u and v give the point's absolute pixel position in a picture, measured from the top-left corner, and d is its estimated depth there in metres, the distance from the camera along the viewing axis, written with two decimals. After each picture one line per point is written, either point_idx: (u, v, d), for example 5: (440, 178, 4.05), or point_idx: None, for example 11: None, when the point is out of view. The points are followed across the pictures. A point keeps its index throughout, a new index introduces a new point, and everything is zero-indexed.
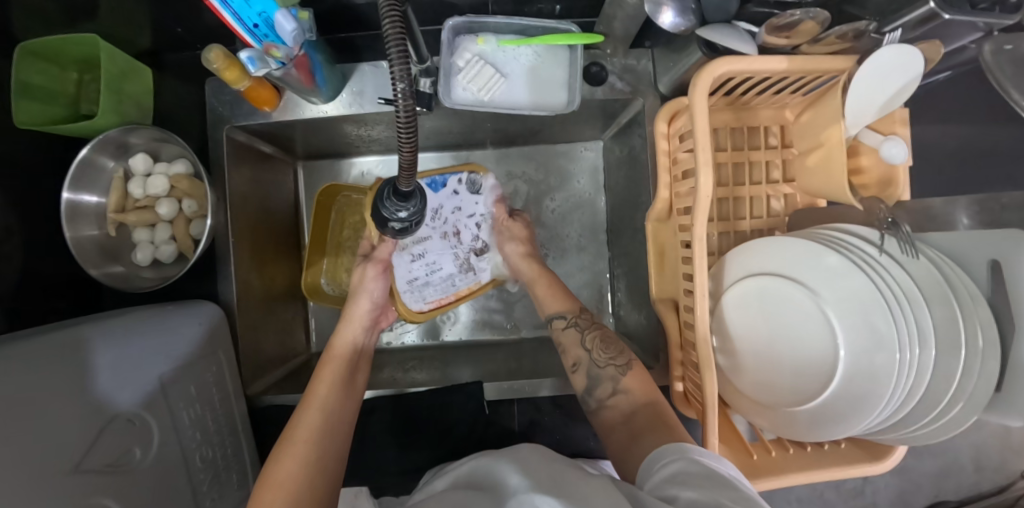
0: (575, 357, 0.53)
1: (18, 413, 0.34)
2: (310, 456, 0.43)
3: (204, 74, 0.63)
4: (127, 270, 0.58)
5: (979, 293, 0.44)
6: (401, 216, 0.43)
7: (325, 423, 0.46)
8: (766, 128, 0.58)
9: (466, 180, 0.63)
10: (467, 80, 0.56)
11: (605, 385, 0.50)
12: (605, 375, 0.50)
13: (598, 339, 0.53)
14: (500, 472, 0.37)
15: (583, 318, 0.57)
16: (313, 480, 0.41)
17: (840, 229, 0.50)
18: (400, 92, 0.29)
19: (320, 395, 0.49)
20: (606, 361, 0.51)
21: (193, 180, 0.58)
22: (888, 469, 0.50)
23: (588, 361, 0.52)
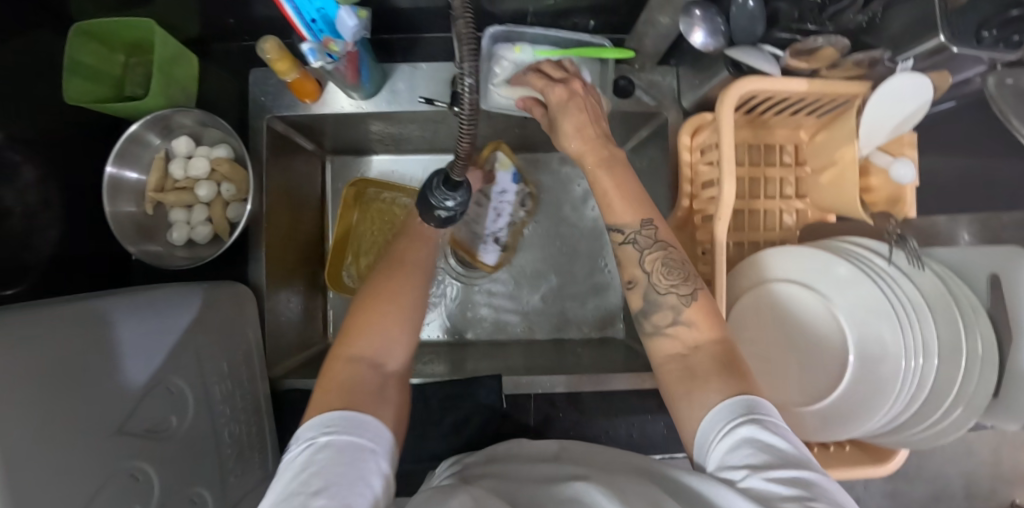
0: (631, 273, 0.45)
1: (74, 370, 0.36)
2: (393, 325, 0.43)
3: (246, 65, 0.65)
4: (162, 248, 0.59)
5: (979, 304, 0.47)
6: (451, 205, 0.44)
7: (410, 292, 0.45)
8: (782, 147, 0.61)
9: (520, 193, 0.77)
10: (505, 85, 0.59)
11: (664, 314, 0.43)
12: (667, 303, 0.43)
13: (660, 261, 0.44)
14: (544, 469, 0.40)
15: (647, 231, 0.44)
16: (391, 351, 0.42)
17: (851, 241, 0.53)
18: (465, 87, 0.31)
19: (411, 271, 0.48)
20: (667, 287, 0.43)
21: (233, 165, 0.60)
22: (889, 472, 0.52)
23: (647, 282, 0.44)
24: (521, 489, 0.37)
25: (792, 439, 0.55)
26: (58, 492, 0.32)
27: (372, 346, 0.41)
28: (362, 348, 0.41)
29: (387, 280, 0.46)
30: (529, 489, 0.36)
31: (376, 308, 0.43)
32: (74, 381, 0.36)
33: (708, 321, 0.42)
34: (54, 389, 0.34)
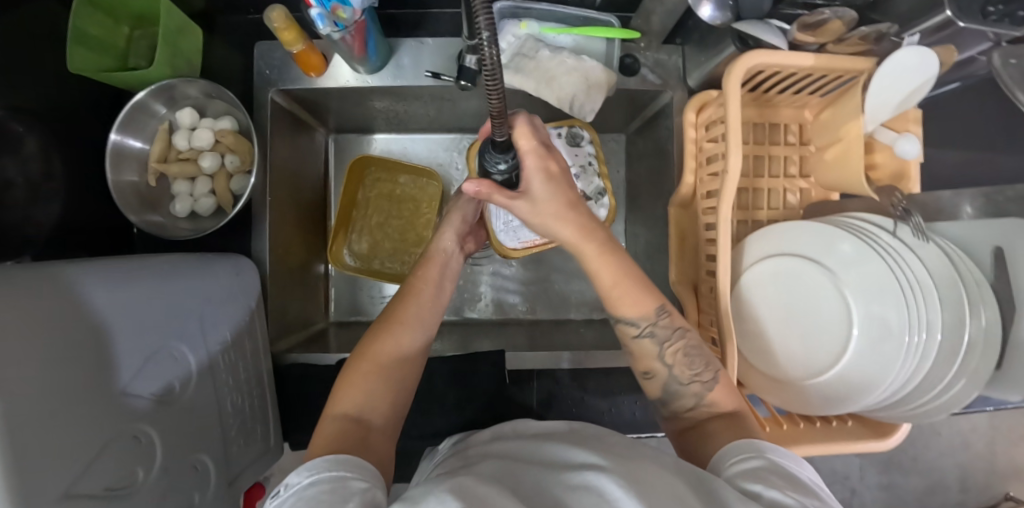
0: (649, 367, 0.48)
1: (81, 328, 0.36)
2: (381, 379, 0.42)
3: (251, 39, 0.65)
4: (165, 219, 0.59)
5: (983, 278, 0.47)
6: (502, 170, 0.43)
7: (401, 347, 0.45)
8: (786, 126, 0.62)
9: (567, 133, 0.68)
10: (512, 60, 0.59)
11: (686, 400, 0.46)
12: (689, 391, 0.46)
13: (680, 353, 0.46)
14: (553, 449, 0.37)
15: (659, 324, 0.47)
16: (380, 402, 0.41)
17: (856, 217, 0.53)
18: None
19: (407, 322, 0.47)
20: (689, 375, 0.46)
21: (238, 137, 0.60)
22: (891, 446, 0.53)
23: (667, 375, 0.47)
24: (526, 473, 0.34)
25: (794, 413, 0.55)
26: (62, 446, 0.32)
27: (358, 401, 0.40)
28: (345, 406, 0.40)
29: (380, 333, 0.45)
30: (534, 474, 0.34)
31: (363, 362, 0.43)
32: (79, 337, 0.35)
33: (728, 397, 0.45)
34: (59, 345, 0.33)
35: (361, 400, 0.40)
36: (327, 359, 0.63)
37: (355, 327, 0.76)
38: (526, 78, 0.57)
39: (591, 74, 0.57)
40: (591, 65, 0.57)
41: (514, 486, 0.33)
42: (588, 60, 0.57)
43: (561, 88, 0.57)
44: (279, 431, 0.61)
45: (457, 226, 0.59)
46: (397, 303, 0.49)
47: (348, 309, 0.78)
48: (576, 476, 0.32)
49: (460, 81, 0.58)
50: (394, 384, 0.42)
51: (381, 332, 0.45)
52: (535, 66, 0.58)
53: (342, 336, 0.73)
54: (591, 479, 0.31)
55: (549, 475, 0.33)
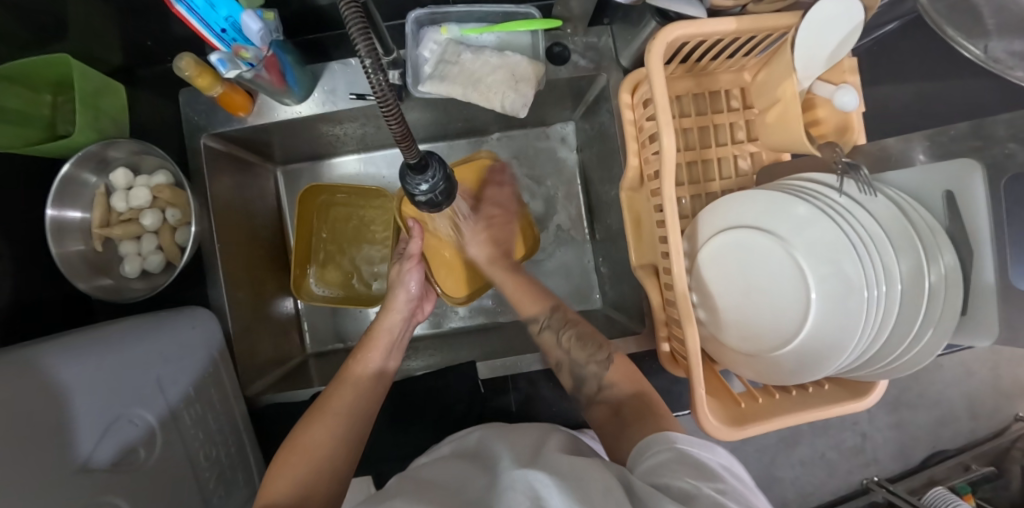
0: (556, 359, 0.55)
1: (24, 418, 0.35)
2: (308, 469, 0.43)
3: (176, 86, 0.63)
4: (117, 282, 0.58)
5: (938, 225, 0.46)
6: (425, 190, 0.42)
7: (333, 437, 0.46)
8: (727, 92, 0.60)
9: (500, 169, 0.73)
10: (436, 68, 0.57)
11: (590, 382, 0.51)
12: (589, 372, 0.52)
13: (573, 338, 0.55)
14: (500, 450, 0.40)
15: (555, 318, 0.58)
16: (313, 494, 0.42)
17: (804, 179, 0.52)
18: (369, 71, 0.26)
19: (339, 412, 0.48)
20: (585, 358, 0.53)
21: (174, 189, 0.59)
22: (871, 404, 0.51)
23: (567, 361, 0.54)
24: (479, 479, 0.36)
25: (768, 385, 0.54)
26: None
27: (290, 493, 0.41)
28: (274, 497, 0.41)
29: (312, 424, 0.47)
30: (473, 483, 0.35)
31: (298, 453, 0.44)
32: (30, 424, 0.35)
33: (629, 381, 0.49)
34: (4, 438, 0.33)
35: (293, 492, 0.41)
36: (304, 394, 0.63)
37: (334, 355, 0.76)
38: (454, 84, 0.55)
39: (515, 70, 0.55)
40: (516, 62, 0.55)
41: (458, 495, 0.34)
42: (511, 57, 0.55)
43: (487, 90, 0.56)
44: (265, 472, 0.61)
45: (404, 305, 0.62)
46: (304, 426, 0.47)
47: (323, 338, 0.78)
48: (507, 477, 0.34)
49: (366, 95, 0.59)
50: (325, 474, 0.44)
51: (311, 425, 0.47)
52: (460, 70, 0.56)
53: (319, 367, 0.73)
54: (520, 477, 0.32)
55: (489, 483, 0.34)
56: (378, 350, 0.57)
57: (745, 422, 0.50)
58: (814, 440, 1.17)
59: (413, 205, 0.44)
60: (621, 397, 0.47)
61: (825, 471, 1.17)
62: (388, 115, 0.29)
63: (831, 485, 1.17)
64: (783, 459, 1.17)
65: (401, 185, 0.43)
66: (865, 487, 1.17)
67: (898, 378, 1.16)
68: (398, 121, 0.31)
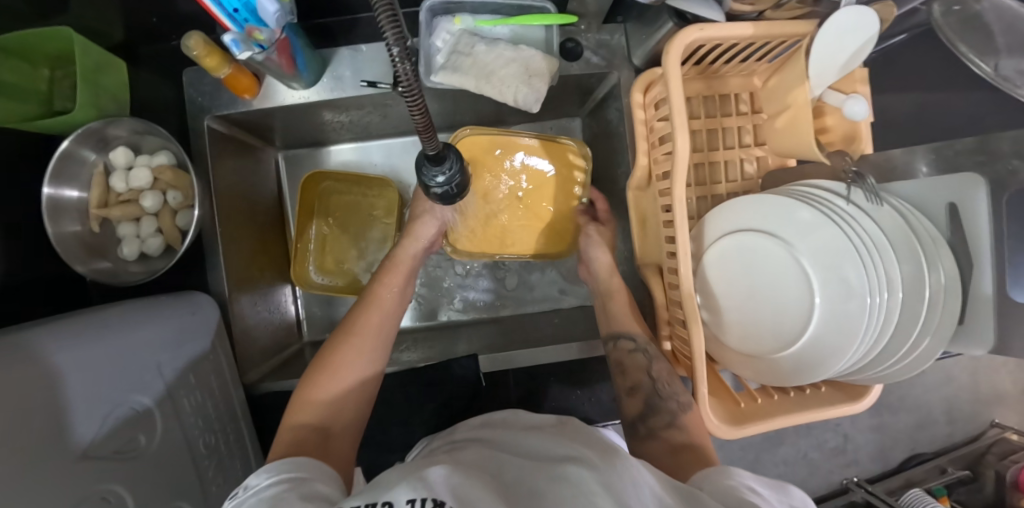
0: (636, 382, 0.55)
1: (25, 403, 0.34)
2: (336, 391, 0.46)
3: (179, 65, 0.61)
4: (115, 265, 0.57)
5: (939, 236, 0.47)
6: (441, 182, 0.42)
7: (358, 361, 0.49)
8: (736, 95, 0.61)
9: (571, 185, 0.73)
10: (448, 59, 0.56)
11: (662, 416, 0.51)
12: (666, 407, 0.52)
13: (665, 371, 0.54)
14: (532, 443, 0.40)
15: (652, 345, 0.57)
16: (343, 408, 0.46)
17: (810, 185, 0.53)
18: (396, 57, 0.25)
19: (366, 335, 0.51)
20: (669, 391, 0.53)
21: (177, 171, 0.58)
22: (864, 408, 0.53)
23: (651, 388, 0.54)
24: (505, 466, 0.36)
25: (767, 386, 0.55)
26: None
27: (327, 406, 0.45)
28: (304, 417, 0.44)
29: (340, 346, 0.50)
30: (514, 464, 0.36)
31: (326, 373, 0.47)
32: (30, 410, 0.34)
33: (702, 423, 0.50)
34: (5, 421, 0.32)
35: (319, 412, 0.44)
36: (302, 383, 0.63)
37: None
38: (466, 76, 0.54)
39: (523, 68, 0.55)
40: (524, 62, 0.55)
41: (496, 477, 0.35)
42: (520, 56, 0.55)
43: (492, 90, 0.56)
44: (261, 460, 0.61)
45: (425, 237, 0.65)
46: (333, 350, 0.49)
47: (320, 326, 0.77)
48: (554, 468, 0.34)
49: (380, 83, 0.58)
50: (351, 398, 0.47)
51: (339, 347, 0.50)
52: (473, 62, 0.55)
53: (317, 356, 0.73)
54: (572, 473, 0.32)
55: (535, 468, 0.35)
56: (395, 279, 0.59)
57: (743, 422, 0.51)
58: (798, 439, 1.20)
59: (427, 195, 0.44)
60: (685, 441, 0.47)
61: (807, 469, 1.20)
62: (412, 105, 0.29)
63: (812, 483, 1.20)
64: (767, 458, 1.19)
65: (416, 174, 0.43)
66: (845, 487, 1.20)
67: None
68: (422, 111, 0.31)
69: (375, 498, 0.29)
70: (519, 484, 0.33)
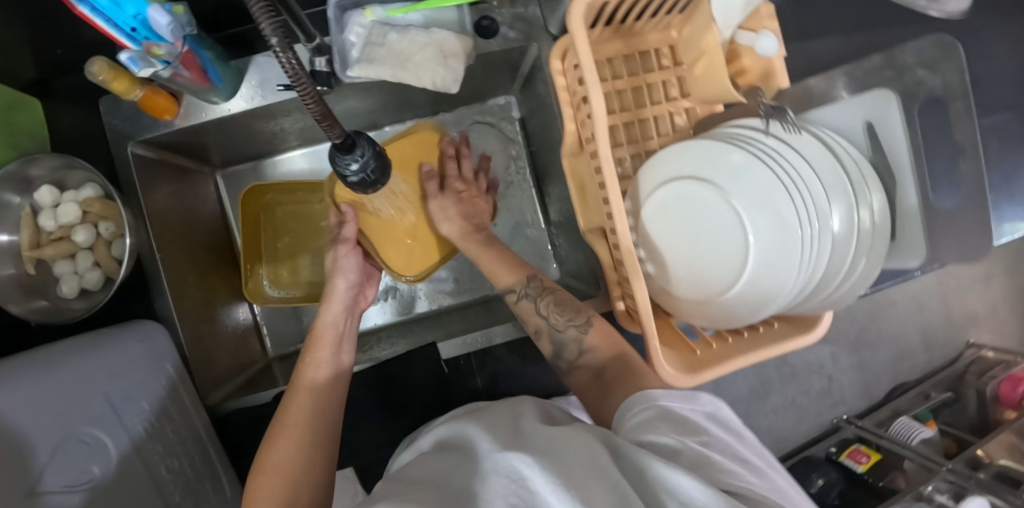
0: (535, 326, 0.56)
1: None
2: (287, 477, 0.41)
3: (94, 96, 0.60)
4: (55, 304, 0.56)
5: (862, 155, 0.48)
6: (356, 169, 0.42)
7: (301, 445, 0.44)
8: (657, 51, 0.61)
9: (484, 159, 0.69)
10: (363, 52, 0.55)
11: (571, 347, 0.52)
12: (570, 337, 0.52)
13: (552, 305, 0.54)
14: (474, 433, 0.39)
15: (533, 287, 0.57)
16: (299, 495, 0.40)
17: (734, 126, 0.53)
18: (277, 46, 0.23)
19: (297, 421, 0.46)
20: (565, 322, 0.54)
21: (106, 202, 0.57)
22: (823, 336, 0.52)
23: (547, 327, 0.54)
24: (459, 471, 0.34)
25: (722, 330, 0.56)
26: None
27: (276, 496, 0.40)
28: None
29: (271, 443, 0.44)
30: (453, 470, 0.35)
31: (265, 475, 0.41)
32: None
33: (604, 339, 0.51)
34: None
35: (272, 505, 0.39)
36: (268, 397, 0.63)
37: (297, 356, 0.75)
38: (381, 67, 0.54)
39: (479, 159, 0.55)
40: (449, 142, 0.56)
41: (449, 487, 0.32)
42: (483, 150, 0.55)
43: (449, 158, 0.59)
44: (236, 480, 0.61)
45: (346, 291, 0.62)
46: (264, 451, 0.43)
47: (284, 341, 0.77)
48: (487, 464, 0.32)
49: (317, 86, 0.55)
50: (307, 474, 0.42)
51: (271, 442, 0.44)
52: (387, 52, 0.55)
53: (283, 369, 0.72)
54: (501, 458, 0.32)
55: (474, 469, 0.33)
56: (328, 347, 0.56)
57: (701, 368, 0.52)
58: (783, 386, 1.23)
59: (346, 185, 0.43)
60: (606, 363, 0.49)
61: (796, 415, 1.23)
62: (304, 94, 0.26)
63: (803, 428, 1.24)
64: (757, 409, 1.23)
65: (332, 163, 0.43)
66: (836, 426, 1.25)
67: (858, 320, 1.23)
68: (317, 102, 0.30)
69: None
70: (461, 486, 0.32)
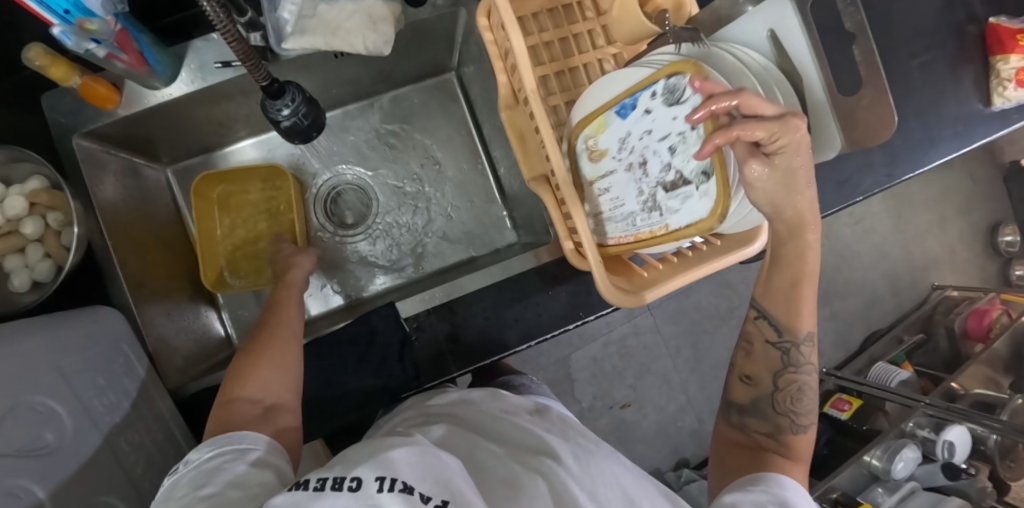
0: (752, 371, 0.58)
1: None
2: (278, 370, 0.50)
3: (35, 93, 0.62)
4: (5, 298, 0.56)
5: (768, 63, 0.51)
6: (288, 114, 0.44)
7: (292, 346, 0.53)
8: (579, 4, 0.64)
9: (664, 87, 0.45)
10: (297, 25, 0.57)
11: (781, 424, 0.56)
12: (780, 417, 0.56)
13: (793, 390, 0.56)
14: (508, 427, 0.50)
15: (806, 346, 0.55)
16: (281, 391, 0.49)
17: (658, 54, 0.54)
18: None
19: (285, 328, 0.55)
20: (794, 413, 0.56)
21: (52, 192, 0.57)
22: (760, 250, 0.56)
23: (767, 396, 0.57)
24: (480, 449, 0.45)
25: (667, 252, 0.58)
26: None
27: (259, 387, 0.48)
28: (248, 392, 0.48)
29: (266, 335, 0.53)
30: (489, 449, 0.44)
31: (256, 359, 0.50)
32: None
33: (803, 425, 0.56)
34: None
35: (259, 388, 0.48)
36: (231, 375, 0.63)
37: None
38: (315, 36, 0.56)
39: (658, 152, 0.48)
40: (644, 94, 0.47)
41: (473, 457, 0.43)
42: (691, 100, 0.44)
43: (639, 133, 0.49)
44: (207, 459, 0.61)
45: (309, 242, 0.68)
46: (258, 340, 0.53)
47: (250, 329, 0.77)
48: (540, 464, 0.42)
49: None
50: (293, 375, 0.51)
51: (266, 333, 0.54)
52: (319, 22, 0.57)
53: None
54: (546, 463, 0.42)
55: (517, 461, 0.43)
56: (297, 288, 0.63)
57: (648, 288, 0.54)
58: None
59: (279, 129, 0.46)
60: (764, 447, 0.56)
61: None
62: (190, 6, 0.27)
63: None
64: None
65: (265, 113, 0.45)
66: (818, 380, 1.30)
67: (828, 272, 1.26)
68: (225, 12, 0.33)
69: (345, 472, 0.31)
70: (495, 471, 0.41)
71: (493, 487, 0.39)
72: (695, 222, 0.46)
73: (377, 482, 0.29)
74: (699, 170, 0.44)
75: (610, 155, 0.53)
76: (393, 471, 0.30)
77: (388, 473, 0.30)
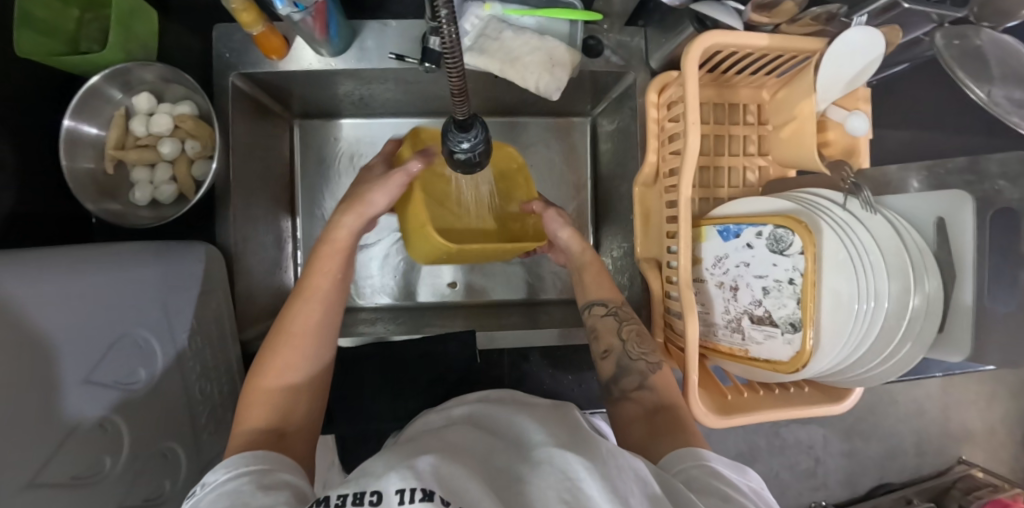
0: (608, 344, 0.55)
1: (48, 319, 0.35)
2: (287, 388, 0.42)
3: (211, 21, 0.63)
4: (124, 208, 0.58)
5: (927, 247, 0.49)
6: (465, 148, 0.43)
7: (307, 354, 0.44)
8: (745, 106, 0.63)
9: (769, 233, 0.49)
10: (475, 42, 0.58)
11: (631, 377, 0.52)
12: (636, 369, 0.52)
13: (633, 332, 0.55)
14: (523, 424, 0.39)
15: (623, 309, 0.58)
16: (294, 408, 0.42)
17: (813, 194, 0.54)
18: (442, 17, 0.26)
19: (304, 326, 0.45)
20: (638, 353, 0.54)
21: (198, 121, 0.58)
22: (846, 410, 0.55)
23: (621, 350, 0.54)
24: (496, 453, 0.35)
25: (754, 381, 0.58)
26: (30, 433, 0.32)
27: (269, 411, 0.41)
28: (257, 419, 0.40)
29: (280, 340, 0.44)
30: (505, 457, 0.34)
31: (272, 371, 0.43)
32: (52, 328, 0.35)
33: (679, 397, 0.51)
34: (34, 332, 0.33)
35: (268, 414, 0.41)
36: None
37: None
38: (492, 59, 0.57)
39: (752, 286, 0.50)
40: (751, 228, 0.51)
41: (484, 460, 0.34)
42: (795, 255, 0.47)
43: (736, 263, 0.52)
44: None
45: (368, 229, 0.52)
46: (272, 344, 0.44)
47: None
48: (540, 452, 0.33)
49: (423, 63, 0.57)
50: (305, 389, 0.44)
51: (282, 337, 0.44)
52: (500, 47, 0.57)
53: None
54: (555, 456, 0.32)
55: (522, 459, 0.34)
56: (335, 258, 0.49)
57: (728, 413, 0.54)
58: (770, 458, 1.24)
59: (451, 160, 0.45)
60: (658, 403, 0.48)
61: (777, 489, 1.24)
62: (454, 69, 0.30)
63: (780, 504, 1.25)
64: None
65: (442, 140, 0.45)
66: None
67: (858, 409, 1.23)
68: (460, 76, 0.31)
69: (362, 488, 0.27)
70: (505, 473, 0.32)
71: (503, 491, 0.30)
72: (774, 361, 0.49)
73: (398, 494, 0.25)
74: (789, 320, 0.48)
75: (704, 267, 0.56)
76: (416, 480, 0.26)
77: (412, 483, 0.26)
